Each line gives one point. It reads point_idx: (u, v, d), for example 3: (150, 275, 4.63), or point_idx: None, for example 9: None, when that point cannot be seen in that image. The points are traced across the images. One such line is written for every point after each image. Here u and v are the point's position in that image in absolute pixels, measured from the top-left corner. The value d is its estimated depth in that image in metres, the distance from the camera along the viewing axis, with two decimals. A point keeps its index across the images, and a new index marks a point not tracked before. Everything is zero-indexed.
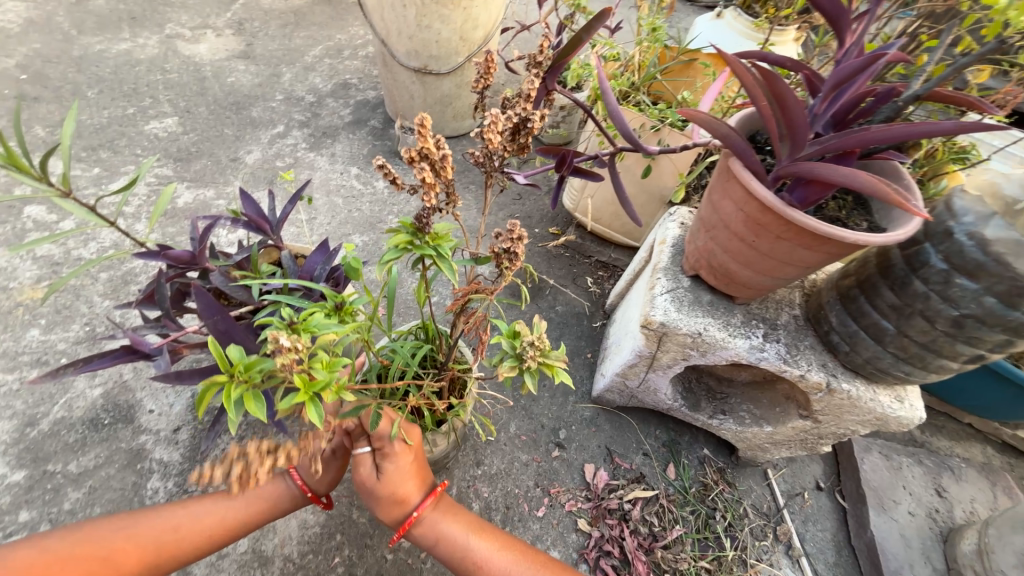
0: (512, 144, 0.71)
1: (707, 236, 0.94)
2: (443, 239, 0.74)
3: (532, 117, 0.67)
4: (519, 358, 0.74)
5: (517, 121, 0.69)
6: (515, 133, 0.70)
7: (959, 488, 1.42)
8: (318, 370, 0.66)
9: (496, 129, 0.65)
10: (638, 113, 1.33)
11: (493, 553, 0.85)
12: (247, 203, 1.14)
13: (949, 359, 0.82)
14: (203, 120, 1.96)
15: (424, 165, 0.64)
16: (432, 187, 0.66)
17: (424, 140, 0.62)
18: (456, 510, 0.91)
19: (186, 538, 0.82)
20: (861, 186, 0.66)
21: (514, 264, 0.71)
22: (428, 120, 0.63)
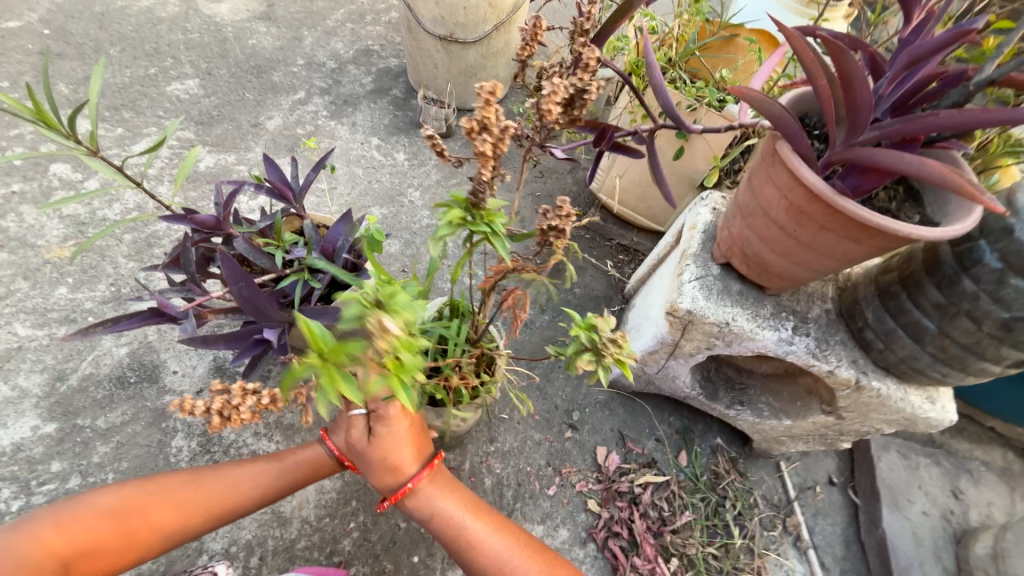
0: (565, 117, 0.67)
1: (743, 223, 0.90)
2: (495, 216, 0.72)
3: (589, 87, 0.63)
4: (599, 352, 0.75)
5: (574, 92, 0.63)
6: (570, 106, 0.65)
7: (976, 491, 1.40)
8: (404, 355, 0.60)
9: (555, 100, 0.61)
10: (674, 90, 1.27)
11: (486, 536, 0.84)
12: (270, 169, 1.13)
13: (991, 363, 0.79)
14: (224, 84, 1.93)
15: (485, 138, 0.62)
16: (489, 161, 0.64)
17: (487, 110, 0.59)
18: (452, 486, 0.90)
19: (246, 494, 0.86)
20: (926, 175, 0.62)
21: (559, 241, 0.69)
22: (497, 88, 0.58)
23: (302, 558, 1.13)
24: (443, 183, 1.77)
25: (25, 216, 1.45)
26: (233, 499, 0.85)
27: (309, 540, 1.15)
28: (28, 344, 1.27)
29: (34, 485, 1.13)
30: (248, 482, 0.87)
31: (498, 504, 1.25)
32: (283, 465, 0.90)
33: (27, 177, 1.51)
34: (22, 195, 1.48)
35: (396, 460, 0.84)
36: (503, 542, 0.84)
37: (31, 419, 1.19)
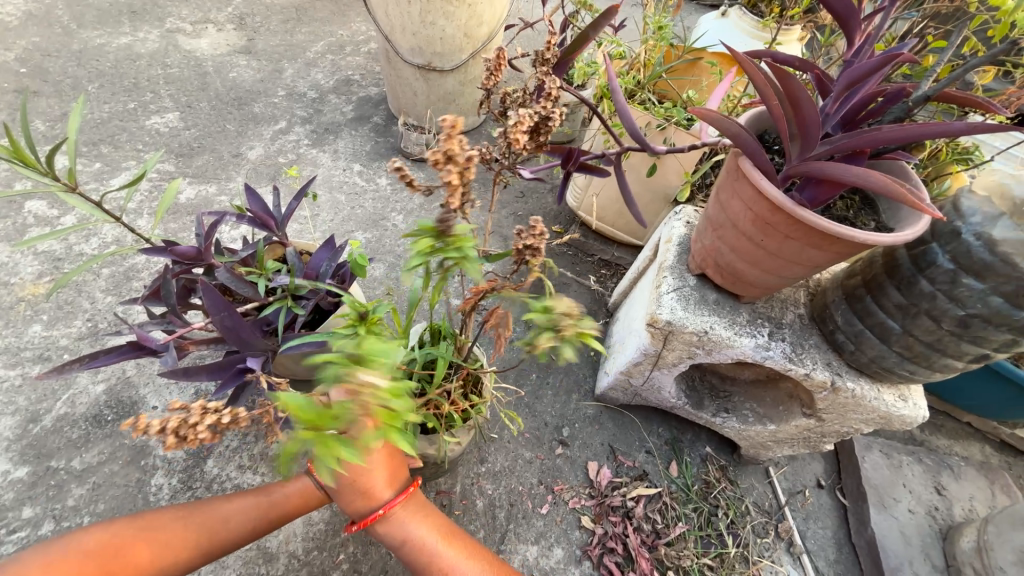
0: (531, 143, 0.71)
1: (714, 235, 0.94)
2: (465, 240, 0.73)
3: (553, 115, 0.66)
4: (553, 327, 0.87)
5: (539, 120, 0.67)
6: (536, 132, 0.69)
7: (958, 486, 1.43)
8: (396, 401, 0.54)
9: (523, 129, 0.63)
10: (644, 112, 1.32)
11: (461, 563, 0.83)
12: (252, 198, 1.14)
13: (954, 358, 0.83)
14: (204, 116, 1.95)
15: (449, 168, 0.63)
16: (456, 189, 0.65)
17: (449, 140, 0.60)
18: (426, 511, 0.87)
19: (236, 527, 0.84)
20: (873, 186, 0.66)
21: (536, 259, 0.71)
22: (458, 121, 0.60)
23: None
24: (425, 206, 1.79)
25: None
26: (224, 535, 0.83)
27: (297, 575, 1.11)
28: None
29: (3, 534, 1.08)
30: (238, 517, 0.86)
31: (491, 526, 1.24)
32: (273, 497, 0.88)
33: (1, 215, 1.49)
34: None
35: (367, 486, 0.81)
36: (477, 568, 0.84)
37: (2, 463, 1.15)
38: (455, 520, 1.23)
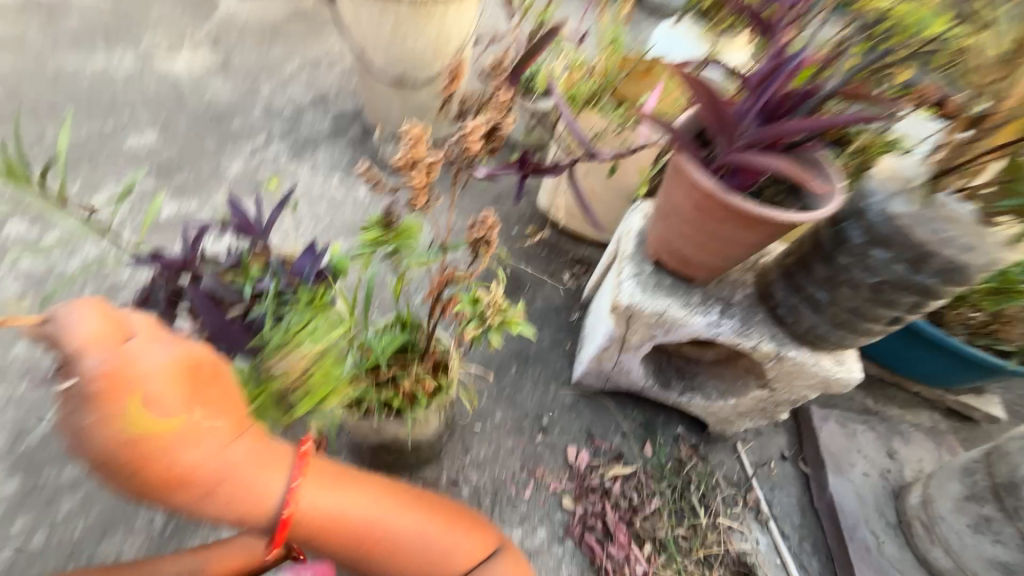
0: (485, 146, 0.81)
1: (663, 224, 1.05)
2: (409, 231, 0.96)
3: (502, 121, 0.78)
4: (482, 318, 0.91)
5: (491, 127, 0.78)
6: (490, 136, 0.79)
7: (908, 450, 1.55)
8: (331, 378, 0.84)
9: (477, 135, 0.76)
10: (600, 118, 1.48)
11: (390, 516, 0.72)
12: (235, 209, 1.20)
13: (873, 322, 0.94)
14: (183, 134, 1.99)
15: (412, 170, 0.76)
16: (420, 187, 0.79)
17: (411, 147, 0.73)
18: (322, 482, 0.68)
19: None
20: (783, 170, 0.77)
21: (488, 251, 0.80)
22: (419, 129, 0.73)
23: None
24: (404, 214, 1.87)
25: None
26: None
27: None
28: None
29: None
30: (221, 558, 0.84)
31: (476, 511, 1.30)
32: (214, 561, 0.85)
33: None
34: None
35: (250, 497, 0.62)
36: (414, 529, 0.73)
37: None
38: None
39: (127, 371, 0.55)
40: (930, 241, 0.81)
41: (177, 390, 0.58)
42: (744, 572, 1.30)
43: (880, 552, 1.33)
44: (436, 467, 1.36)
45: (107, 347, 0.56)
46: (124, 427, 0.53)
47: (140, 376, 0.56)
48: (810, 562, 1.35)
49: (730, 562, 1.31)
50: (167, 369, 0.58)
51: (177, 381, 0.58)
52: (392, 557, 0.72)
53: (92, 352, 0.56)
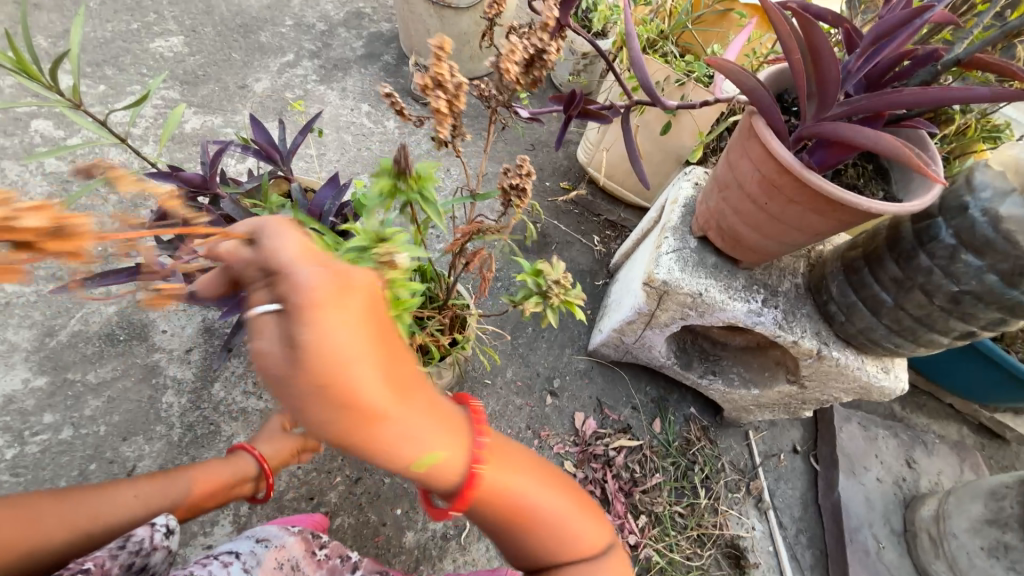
0: (525, 78, 0.66)
1: (719, 196, 0.93)
2: (424, 180, 0.78)
3: (549, 47, 0.62)
4: (543, 294, 0.75)
5: (533, 53, 0.63)
6: (530, 66, 0.65)
7: (928, 461, 1.49)
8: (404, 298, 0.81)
9: (513, 58, 0.63)
10: (663, 64, 1.26)
11: (540, 492, 0.53)
12: (257, 130, 1.13)
13: (940, 334, 0.84)
14: (209, 42, 1.88)
15: (439, 94, 0.61)
16: (446, 117, 0.63)
17: (438, 64, 0.59)
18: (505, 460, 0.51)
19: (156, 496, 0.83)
20: (884, 149, 0.65)
21: (521, 202, 0.71)
22: (445, 41, 0.58)
23: (290, 508, 1.19)
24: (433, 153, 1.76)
25: (7, 172, 1.44)
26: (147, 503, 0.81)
27: (297, 492, 1.20)
28: (15, 300, 1.28)
29: (26, 435, 1.16)
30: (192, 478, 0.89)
31: None
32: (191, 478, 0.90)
33: (7, 132, 1.49)
34: (3, 150, 1.46)
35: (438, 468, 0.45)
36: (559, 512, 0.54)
37: (22, 372, 1.22)
38: None
39: (341, 292, 0.35)
40: None
41: (374, 339, 0.36)
42: (736, 555, 1.31)
43: (879, 557, 1.31)
44: None
45: (313, 261, 0.37)
46: (302, 369, 0.33)
47: (352, 304, 0.35)
48: (804, 554, 1.34)
49: (723, 544, 1.32)
50: (374, 300, 0.37)
51: (369, 301, 0.37)
52: (535, 536, 0.54)
53: (301, 265, 0.36)
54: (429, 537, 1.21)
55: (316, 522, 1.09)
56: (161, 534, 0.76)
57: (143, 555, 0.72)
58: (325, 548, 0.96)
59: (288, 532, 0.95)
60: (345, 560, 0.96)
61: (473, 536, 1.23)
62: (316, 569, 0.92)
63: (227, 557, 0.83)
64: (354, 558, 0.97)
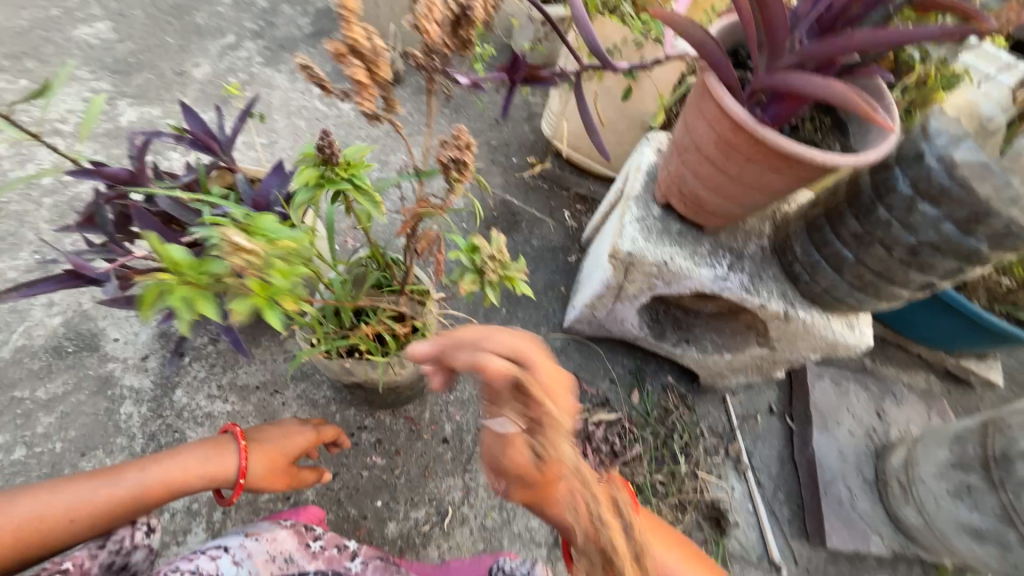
0: (453, 38, 0.60)
1: (678, 160, 0.90)
2: (355, 167, 0.74)
3: (473, 4, 0.56)
4: (479, 271, 0.69)
5: (457, 11, 0.57)
6: (456, 26, 0.58)
7: (897, 410, 1.53)
8: (274, 276, 0.71)
9: (434, 17, 0.57)
10: (620, 26, 1.20)
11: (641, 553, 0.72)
12: (190, 118, 1.05)
13: (901, 287, 0.84)
14: (140, 27, 1.75)
15: (355, 62, 0.54)
16: (368, 88, 0.56)
17: (350, 27, 0.51)
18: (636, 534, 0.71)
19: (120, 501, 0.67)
20: (832, 97, 0.62)
21: (464, 175, 0.66)
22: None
23: (266, 509, 1.17)
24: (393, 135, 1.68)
25: None
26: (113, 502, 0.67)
27: (271, 493, 1.18)
28: None
29: None
30: (173, 478, 0.71)
31: (458, 448, 1.30)
32: (166, 466, 0.71)
33: None
34: None
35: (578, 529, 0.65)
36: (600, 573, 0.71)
37: None
38: (423, 443, 1.29)
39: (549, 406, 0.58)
40: (992, 198, 0.69)
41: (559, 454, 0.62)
42: (716, 516, 1.33)
43: (852, 505, 1.36)
44: (418, 404, 1.34)
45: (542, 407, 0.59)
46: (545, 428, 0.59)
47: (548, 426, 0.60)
48: (781, 509, 1.38)
49: (703, 506, 1.34)
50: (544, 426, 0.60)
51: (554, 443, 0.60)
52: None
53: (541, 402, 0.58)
54: (411, 525, 1.21)
55: (311, 514, 1.09)
56: (142, 532, 0.78)
57: (124, 554, 0.74)
58: (320, 539, 0.93)
59: (281, 524, 0.92)
60: (342, 549, 0.94)
61: (456, 521, 1.22)
62: (311, 561, 0.89)
63: (214, 551, 0.82)
64: (352, 545, 0.95)
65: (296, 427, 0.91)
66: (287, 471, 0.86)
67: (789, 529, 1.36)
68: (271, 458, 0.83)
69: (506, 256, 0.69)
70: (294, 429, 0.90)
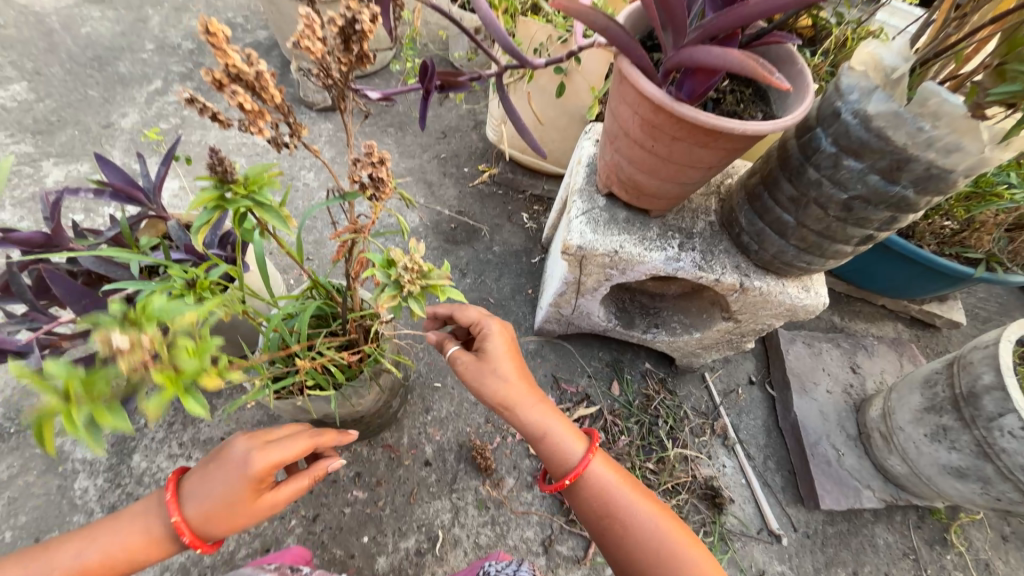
0: (347, 54, 0.57)
1: (612, 149, 0.90)
2: (259, 184, 0.60)
3: (359, 16, 0.53)
4: (399, 285, 0.63)
5: (343, 25, 0.54)
6: (347, 41, 0.56)
7: (871, 362, 1.55)
8: (185, 359, 0.52)
9: (315, 35, 0.54)
10: (543, 24, 1.20)
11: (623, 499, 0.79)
12: (108, 170, 1.00)
13: (843, 243, 0.84)
14: (60, 83, 1.68)
15: (237, 89, 0.50)
16: (259, 115, 0.53)
17: (223, 55, 0.48)
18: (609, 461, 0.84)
19: None
20: (735, 67, 0.61)
21: (383, 193, 0.64)
22: (215, 23, 0.47)
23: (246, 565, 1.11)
24: (338, 160, 1.65)
25: None
26: None
27: (250, 547, 1.13)
28: None
29: None
30: (115, 554, 0.66)
31: (442, 469, 1.26)
32: (102, 544, 0.66)
33: None
34: None
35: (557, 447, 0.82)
36: (707, 556, 0.76)
37: None
38: (405, 469, 1.25)
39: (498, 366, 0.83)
40: (910, 144, 0.69)
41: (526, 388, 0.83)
42: (711, 496, 1.32)
43: (840, 464, 1.36)
44: (396, 430, 1.30)
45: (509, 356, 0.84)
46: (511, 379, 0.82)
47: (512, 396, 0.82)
48: (774, 478, 1.38)
49: (697, 488, 1.33)
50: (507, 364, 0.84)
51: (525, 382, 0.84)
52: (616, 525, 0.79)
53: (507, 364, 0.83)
54: (403, 557, 1.16)
55: (295, 555, 1.05)
56: None
57: None
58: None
59: (265, 570, 0.85)
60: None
61: (448, 545, 1.18)
62: None
63: None
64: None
65: (235, 459, 0.69)
66: (255, 507, 0.70)
67: (784, 497, 1.36)
68: (217, 514, 0.68)
69: (427, 265, 0.64)
70: (233, 461, 0.69)
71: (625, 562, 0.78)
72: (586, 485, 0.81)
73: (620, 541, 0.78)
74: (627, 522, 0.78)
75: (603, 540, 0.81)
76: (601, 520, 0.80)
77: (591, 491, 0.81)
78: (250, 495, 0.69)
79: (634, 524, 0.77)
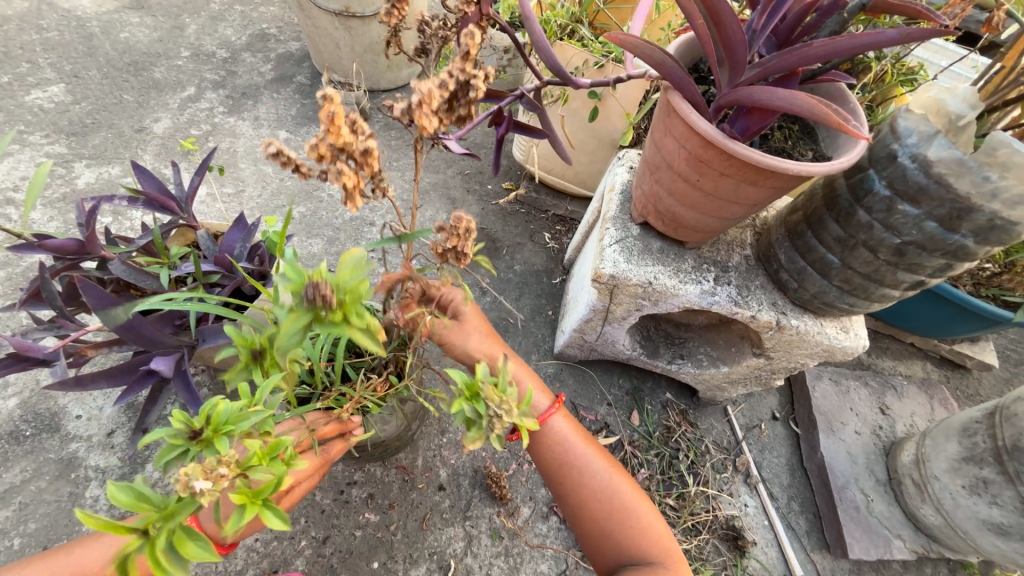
0: (450, 114, 0.55)
1: (652, 179, 0.88)
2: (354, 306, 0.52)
3: (473, 81, 0.51)
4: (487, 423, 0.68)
5: (455, 88, 0.52)
6: (453, 103, 0.54)
7: (901, 404, 1.49)
8: (258, 471, 0.51)
9: (429, 107, 0.50)
10: (579, 49, 1.20)
11: (585, 456, 0.81)
12: (143, 178, 1.00)
13: (891, 288, 0.81)
14: (96, 86, 1.71)
15: (339, 162, 0.54)
16: (354, 183, 0.56)
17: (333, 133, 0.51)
18: (573, 421, 0.85)
19: None
20: (801, 109, 0.59)
21: (462, 262, 0.64)
22: (336, 99, 0.49)
23: None
24: None
25: None
26: None
27: (258, 567, 1.10)
28: None
29: None
30: None
31: (456, 495, 1.23)
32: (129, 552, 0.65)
33: None
34: None
35: (527, 400, 0.83)
36: (655, 517, 0.78)
37: None
38: (418, 493, 1.22)
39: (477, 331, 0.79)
40: (972, 194, 0.67)
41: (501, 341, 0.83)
42: (733, 537, 1.26)
43: (869, 510, 1.31)
44: (410, 451, 1.28)
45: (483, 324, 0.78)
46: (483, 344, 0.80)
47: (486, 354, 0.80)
48: (798, 522, 1.32)
49: (718, 528, 1.28)
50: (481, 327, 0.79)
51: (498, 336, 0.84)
52: (571, 481, 0.80)
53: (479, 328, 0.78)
54: None
55: None
56: None
57: None
58: None
59: None
60: None
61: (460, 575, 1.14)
62: None
63: None
64: None
65: None
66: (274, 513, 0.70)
67: (809, 542, 1.30)
68: (240, 526, 0.68)
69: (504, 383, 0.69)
70: None
71: (574, 512, 0.80)
72: (549, 435, 0.82)
73: (575, 491, 0.80)
74: (583, 474, 0.80)
75: (556, 491, 0.82)
76: (560, 471, 0.81)
77: (552, 444, 0.82)
78: (270, 508, 0.67)
79: (592, 477, 0.79)
